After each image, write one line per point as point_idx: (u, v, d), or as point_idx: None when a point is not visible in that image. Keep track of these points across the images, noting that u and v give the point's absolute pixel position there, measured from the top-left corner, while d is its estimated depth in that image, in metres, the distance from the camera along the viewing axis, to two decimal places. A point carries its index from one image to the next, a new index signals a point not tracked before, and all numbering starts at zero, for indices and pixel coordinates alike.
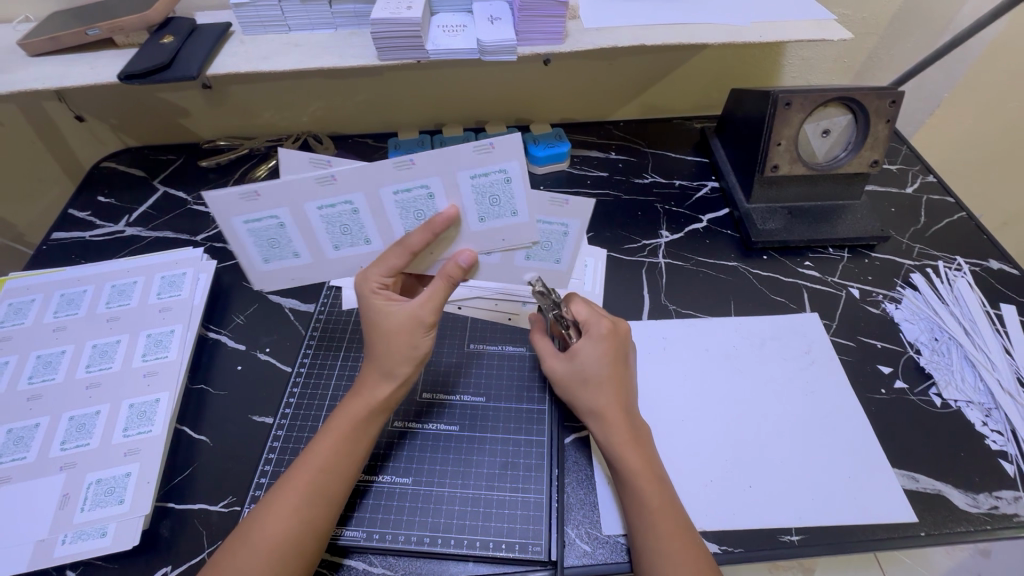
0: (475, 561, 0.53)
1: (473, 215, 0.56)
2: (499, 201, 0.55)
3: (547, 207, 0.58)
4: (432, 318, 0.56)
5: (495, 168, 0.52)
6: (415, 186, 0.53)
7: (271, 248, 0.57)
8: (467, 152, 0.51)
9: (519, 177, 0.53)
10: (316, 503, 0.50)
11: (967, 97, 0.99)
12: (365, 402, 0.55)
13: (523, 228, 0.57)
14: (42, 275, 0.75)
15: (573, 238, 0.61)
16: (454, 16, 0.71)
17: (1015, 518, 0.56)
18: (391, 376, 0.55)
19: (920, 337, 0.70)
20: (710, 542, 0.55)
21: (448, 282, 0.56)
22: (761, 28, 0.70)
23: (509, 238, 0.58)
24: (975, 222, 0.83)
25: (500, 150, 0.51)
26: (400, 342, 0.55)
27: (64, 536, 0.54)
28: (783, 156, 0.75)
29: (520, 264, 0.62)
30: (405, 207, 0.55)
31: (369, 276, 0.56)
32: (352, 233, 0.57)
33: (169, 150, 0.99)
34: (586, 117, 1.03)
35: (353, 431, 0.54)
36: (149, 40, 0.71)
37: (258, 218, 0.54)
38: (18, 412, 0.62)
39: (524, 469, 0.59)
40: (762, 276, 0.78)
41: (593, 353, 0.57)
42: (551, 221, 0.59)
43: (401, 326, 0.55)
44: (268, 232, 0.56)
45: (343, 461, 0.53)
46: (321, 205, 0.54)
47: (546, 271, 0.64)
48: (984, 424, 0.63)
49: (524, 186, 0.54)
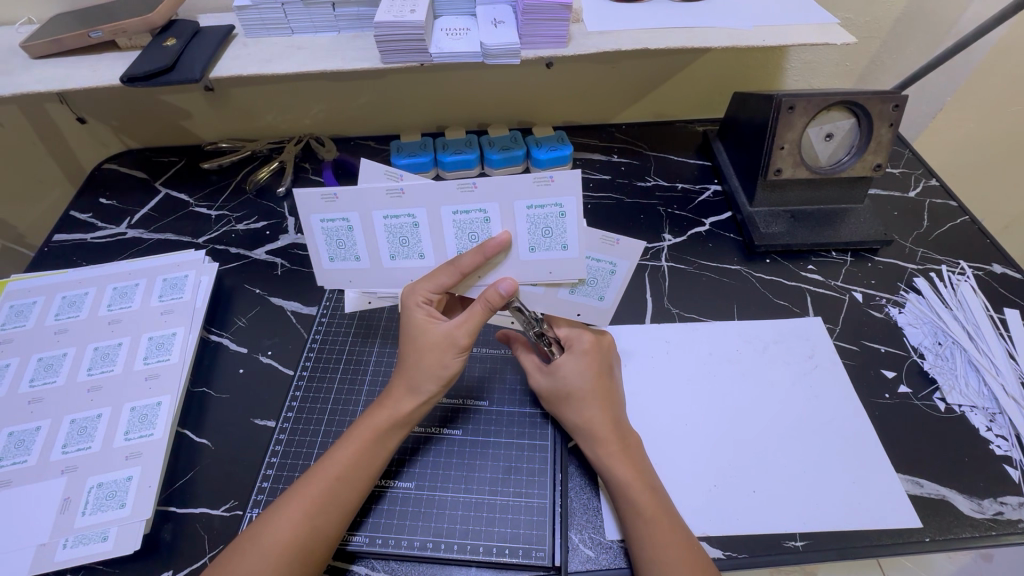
0: (478, 567, 0.53)
1: (523, 245, 0.55)
2: (551, 233, 0.54)
3: (594, 245, 0.55)
4: (466, 343, 0.55)
5: (551, 202, 0.52)
6: (473, 209, 0.53)
7: (338, 248, 0.57)
8: (527, 182, 0.51)
9: (574, 214, 0.53)
10: (330, 510, 0.50)
11: (969, 101, 0.99)
12: (389, 414, 0.55)
13: (569, 263, 0.55)
14: (44, 277, 0.75)
15: (619, 278, 0.57)
16: (457, 19, 0.71)
17: (1019, 524, 0.56)
18: (417, 392, 0.55)
19: (923, 342, 0.70)
20: (713, 548, 0.55)
21: (487, 308, 0.54)
22: (764, 32, 0.70)
23: (554, 271, 0.56)
24: (977, 226, 0.83)
25: (560, 184, 0.51)
26: (431, 359, 0.55)
27: (65, 540, 0.54)
28: (785, 160, 0.75)
29: (560, 297, 0.60)
30: (462, 230, 0.55)
31: (416, 289, 0.55)
32: (410, 245, 0.56)
33: (170, 152, 0.99)
34: (588, 120, 1.03)
35: (376, 442, 0.54)
36: (153, 42, 0.71)
37: (332, 219, 0.55)
38: (19, 415, 0.62)
39: (526, 474, 0.58)
40: (765, 280, 0.77)
41: (576, 367, 0.58)
42: (596, 258, 0.56)
43: (436, 344, 0.54)
44: (338, 233, 0.56)
45: (361, 471, 0.52)
46: (387, 214, 0.54)
47: (588, 307, 0.60)
48: (988, 430, 0.62)
49: (577, 223, 0.54)
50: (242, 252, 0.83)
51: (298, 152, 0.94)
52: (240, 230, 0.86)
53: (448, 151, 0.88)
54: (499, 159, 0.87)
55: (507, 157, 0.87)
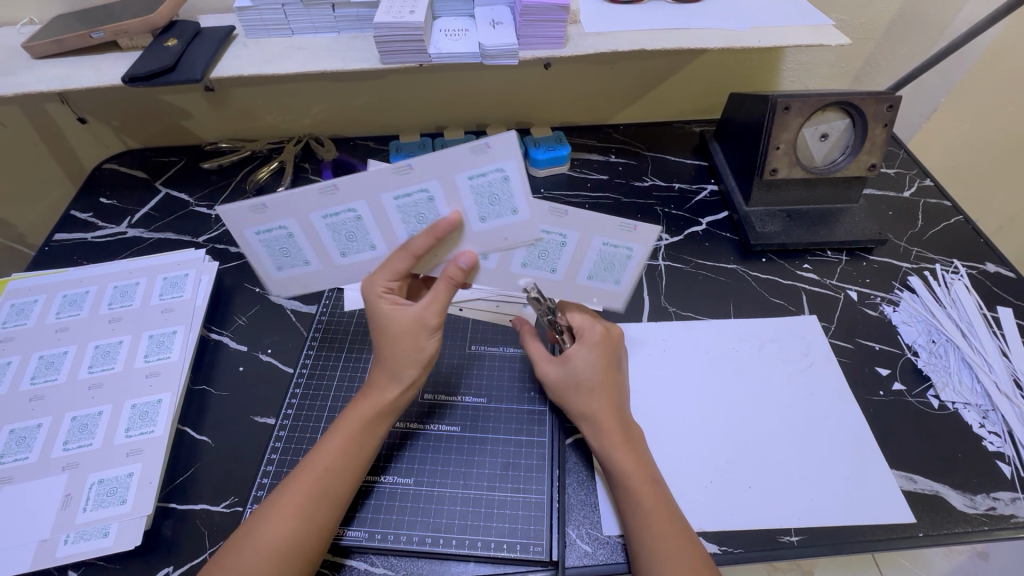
0: (477, 561, 0.54)
1: (474, 217, 0.54)
2: (498, 200, 0.53)
3: (612, 233, 0.58)
4: (437, 320, 0.56)
5: (491, 168, 0.51)
6: (414, 190, 0.52)
7: (283, 256, 0.59)
8: (462, 154, 0.50)
9: (518, 176, 0.52)
10: (324, 502, 0.50)
11: (964, 102, 1.00)
12: (372, 404, 0.55)
13: (524, 227, 0.55)
14: (45, 276, 0.76)
15: (571, 248, 0.59)
16: (456, 20, 0.72)
17: (1012, 519, 0.56)
18: (397, 378, 0.56)
19: (918, 339, 0.71)
20: (710, 543, 0.55)
21: (449, 285, 0.56)
22: (760, 33, 0.71)
23: (511, 236, 0.56)
24: (971, 225, 0.84)
25: (496, 149, 0.50)
26: (404, 345, 0.55)
27: (66, 536, 0.54)
28: (781, 160, 0.76)
29: (577, 283, 0.64)
30: (406, 214, 0.54)
31: (375, 281, 0.56)
32: (358, 239, 0.57)
33: (171, 152, 0.99)
34: (586, 120, 1.03)
35: (362, 433, 0.54)
36: (154, 42, 0.72)
37: (268, 229, 0.55)
38: (20, 412, 0.62)
39: (524, 469, 0.59)
40: (761, 279, 0.78)
41: (587, 358, 0.59)
42: (614, 245, 0.59)
43: (405, 328, 0.55)
44: (279, 242, 0.57)
45: (352, 462, 0.53)
46: (325, 214, 0.54)
47: (603, 292, 0.65)
48: (981, 426, 0.63)
49: (522, 185, 0.53)
50: (242, 251, 0.83)
51: (296, 151, 0.94)
52: None
53: None
54: None
55: None
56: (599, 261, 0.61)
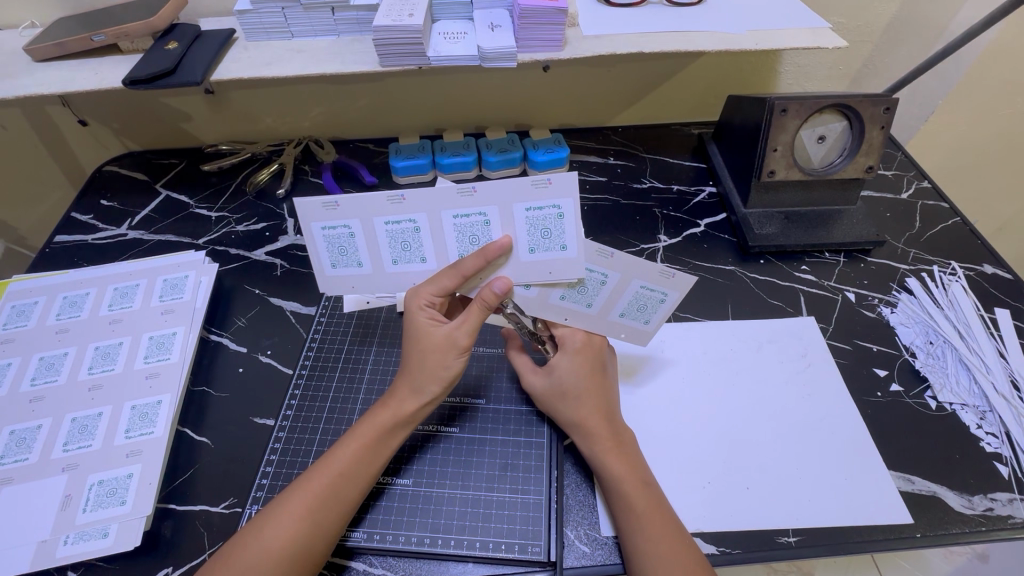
0: (475, 562, 0.54)
1: (523, 247, 0.55)
2: (550, 234, 0.54)
3: (652, 278, 0.56)
4: (466, 342, 0.56)
5: (549, 204, 0.52)
6: (473, 212, 0.53)
7: (339, 255, 0.57)
8: (525, 185, 0.51)
9: (572, 216, 0.53)
10: (331, 506, 0.51)
11: (961, 104, 1.00)
12: (391, 413, 0.55)
13: (568, 264, 0.55)
14: (46, 277, 0.76)
15: (609, 288, 0.58)
16: (454, 23, 0.72)
17: (1009, 520, 0.57)
18: (420, 393, 0.56)
19: (915, 341, 0.71)
20: (707, 544, 0.56)
21: (483, 309, 0.55)
22: (757, 36, 0.71)
23: (555, 272, 0.56)
24: (969, 227, 0.84)
25: (558, 186, 0.51)
26: (432, 360, 0.56)
27: (66, 537, 0.54)
28: (779, 162, 0.76)
29: (610, 320, 0.61)
30: (462, 233, 0.55)
31: (420, 292, 0.56)
32: (412, 250, 0.56)
33: (171, 154, 1.00)
34: (585, 123, 1.04)
35: (378, 441, 0.54)
36: (154, 45, 0.72)
37: (333, 226, 0.54)
38: (21, 413, 0.62)
39: (523, 471, 0.59)
40: (759, 280, 0.78)
41: (570, 366, 0.59)
42: (652, 289, 0.58)
43: (437, 344, 0.56)
44: (340, 240, 0.56)
45: (364, 469, 0.53)
46: (388, 221, 0.54)
47: (631, 330, 0.63)
48: (979, 427, 0.63)
49: (575, 225, 0.53)
50: (242, 253, 0.83)
51: (296, 153, 0.95)
52: (240, 231, 0.86)
53: (446, 154, 0.89)
54: (496, 161, 0.88)
55: (503, 160, 0.88)
56: (635, 303, 0.60)
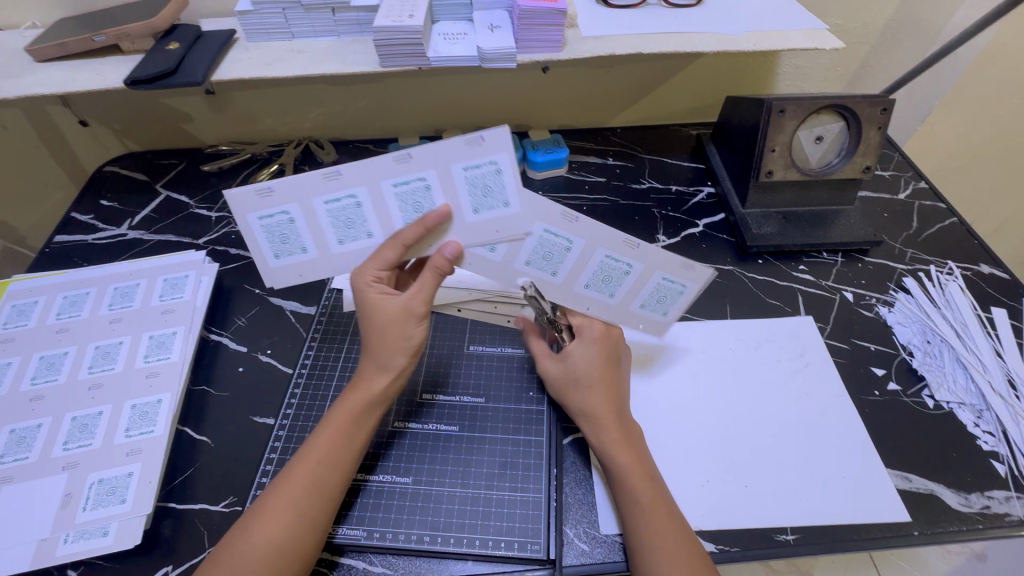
0: (474, 560, 0.54)
1: (467, 209, 0.54)
2: (491, 192, 0.53)
3: (618, 247, 0.58)
4: (422, 309, 0.56)
5: (485, 160, 0.51)
6: (413, 178, 0.52)
7: (282, 242, 0.56)
8: (458, 144, 0.50)
9: (509, 170, 0.52)
10: (314, 495, 0.51)
11: (959, 105, 1.01)
12: (362, 395, 0.56)
13: (515, 221, 0.55)
14: (46, 277, 0.76)
15: (574, 255, 0.59)
16: (454, 24, 0.73)
17: (1006, 517, 0.57)
18: (386, 368, 0.56)
19: (912, 340, 0.71)
20: (706, 542, 0.56)
21: (437, 275, 0.55)
22: (755, 37, 0.72)
23: (502, 230, 0.56)
24: (966, 227, 0.85)
25: (491, 142, 0.50)
26: (393, 333, 0.55)
27: (66, 535, 0.54)
28: (777, 162, 0.77)
29: (630, 310, 0.64)
30: (406, 202, 0.54)
31: (365, 270, 0.56)
32: (357, 226, 0.56)
33: (171, 155, 1.00)
34: (584, 123, 1.04)
35: (351, 427, 0.55)
36: (155, 46, 0.72)
37: (270, 214, 0.54)
38: (21, 412, 0.62)
39: (522, 468, 0.59)
40: (757, 280, 0.79)
41: (586, 355, 0.60)
42: (673, 280, 0.61)
43: (391, 317, 0.55)
44: (280, 227, 0.55)
45: (341, 455, 0.53)
46: (327, 199, 0.53)
47: (649, 321, 0.66)
48: (976, 426, 0.64)
49: (514, 178, 0.53)
50: (242, 253, 0.84)
51: (296, 154, 0.95)
52: (241, 231, 0.87)
53: None
54: None
55: None
56: (655, 294, 0.63)
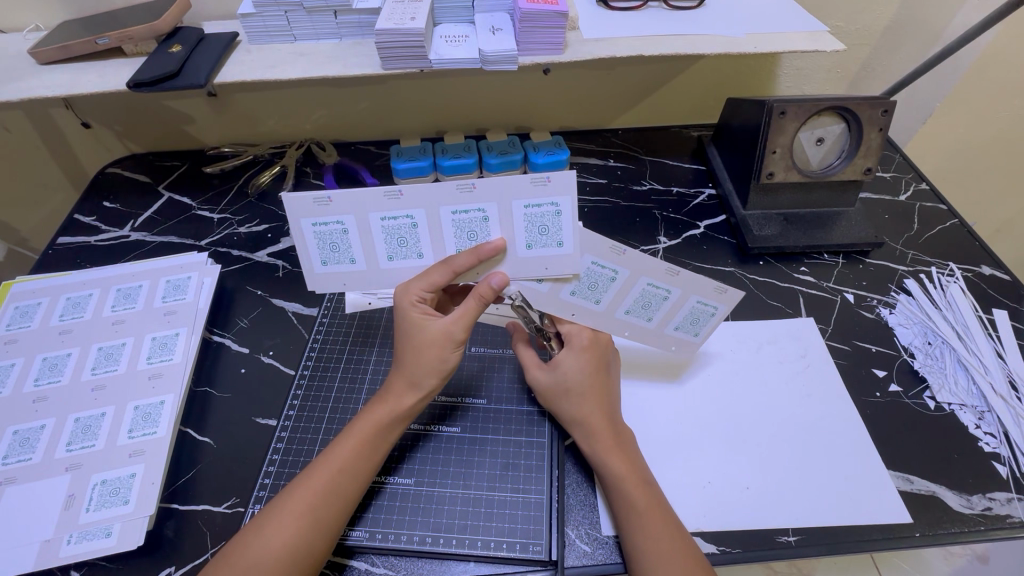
0: (477, 561, 0.54)
1: (521, 244, 0.55)
2: (547, 231, 0.54)
3: (660, 275, 0.59)
4: (461, 336, 0.56)
5: (547, 202, 0.53)
6: (472, 208, 0.54)
7: (331, 251, 0.56)
8: (524, 182, 0.52)
9: (570, 213, 0.54)
10: (330, 500, 0.51)
11: (960, 107, 1.01)
12: (390, 409, 0.56)
13: (566, 260, 0.56)
14: (50, 278, 0.76)
15: (619, 285, 0.60)
16: (455, 26, 0.73)
17: (1007, 519, 0.57)
18: (418, 387, 0.56)
19: (913, 341, 0.71)
20: (708, 543, 0.56)
21: (480, 302, 0.55)
22: (756, 39, 0.72)
23: (552, 267, 0.56)
24: (967, 229, 0.85)
25: (556, 184, 0.52)
26: (429, 355, 0.56)
27: (70, 536, 0.54)
28: (778, 164, 0.77)
29: (665, 333, 0.66)
30: (460, 228, 0.55)
31: (410, 288, 0.56)
32: (408, 246, 0.57)
33: (174, 156, 1.00)
34: (585, 125, 1.04)
35: (375, 438, 0.55)
36: (158, 48, 0.73)
37: (325, 222, 0.54)
38: (24, 414, 0.63)
39: (525, 470, 0.59)
40: (759, 281, 0.79)
41: (575, 364, 0.60)
42: (706, 303, 0.62)
43: (432, 339, 0.55)
44: (332, 236, 0.55)
45: (363, 464, 0.54)
46: (384, 216, 0.54)
47: (682, 341, 0.67)
48: (977, 427, 0.64)
49: (572, 222, 0.54)
50: (244, 255, 0.84)
51: (298, 156, 0.95)
52: (243, 232, 0.87)
53: (447, 155, 0.90)
54: (496, 164, 0.89)
55: (504, 161, 0.89)
56: (689, 316, 0.64)
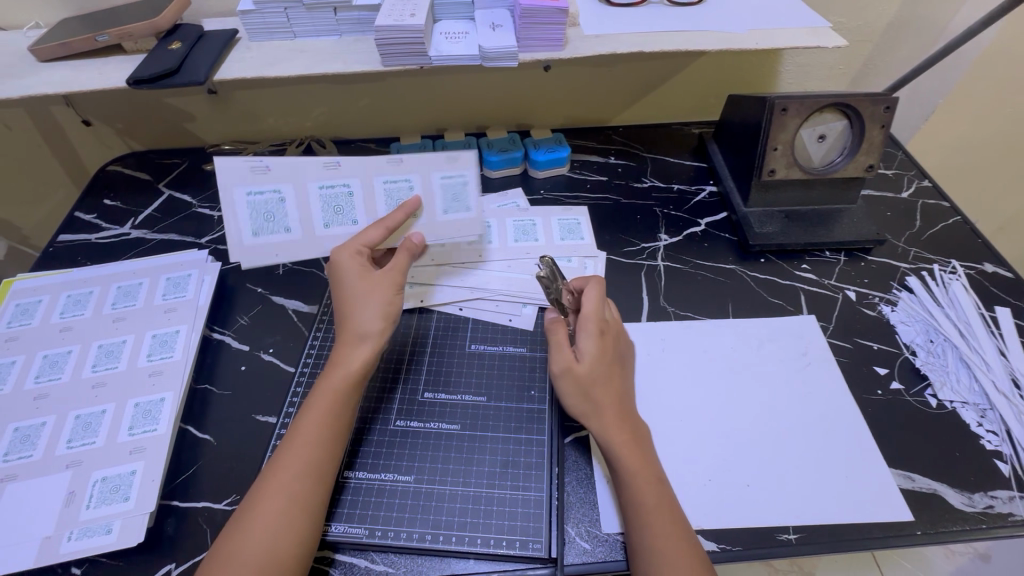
0: (476, 558, 0.54)
1: (438, 208, 0.68)
2: (459, 198, 0.68)
3: (516, 213, 0.85)
4: (400, 279, 0.62)
5: (457, 173, 0.68)
6: (400, 178, 0.67)
7: (264, 221, 0.65)
8: (440, 160, 0.67)
9: (474, 181, 0.68)
10: (306, 474, 0.51)
11: (963, 104, 1.00)
12: (343, 372, 0.57)
13: (473, 223, 0.69)
14: (50, 276, 0.76)
15: (473, 186, 0.68)
16: (456, 23, 0.73)
17: (1010, 517, 0.57)
18: (365, 339, 0.59)
19: (915, 339, 0.71)
20: (708, 541, 0.56)
21: (410, 253, 0.64)
22: (758, 35, 0.72)
23: (461, 229, 0.69)
24: (970, 226, 0.84)
25: (465, 160, 0.68)
26: (373, 300, 0.60)
27: (70, 533, 0.54)
28: (779, 161, 0.77)
29: (560, 244, 0.81)
30: (389, 197, 0.67)
31: (348, 245, 0.63)
32: (342, 214, 0.67)
33: (174, 154, 1.00)
34: (586, 123, 1.04)
35: (335, 402, 0.56)
36: (157, 45, 0.73)
37: (262, 191, 0.64)
38: (24, 411, 0.63)
39: (524, 467, 0.59)
40: (760, 279, 0.79)
41: (599, 347, 0.59)
42: (568, 218, 0.86)
43: (373, 286, 0.60)
44: (267, 206, 0.65)
45: (327, 428, 0.54)
46: (322, 184, 0.66)
47: (579, 246, 0.82)
48: (979, 425, 0.63)
49: (477, 189, 0.69)
50: None
51: (299, 153, 0.95)
52: None
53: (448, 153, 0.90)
54: (496, 160, 0.90)
55: (505, 158, 0.90)
56: (565, 228, 0.84)
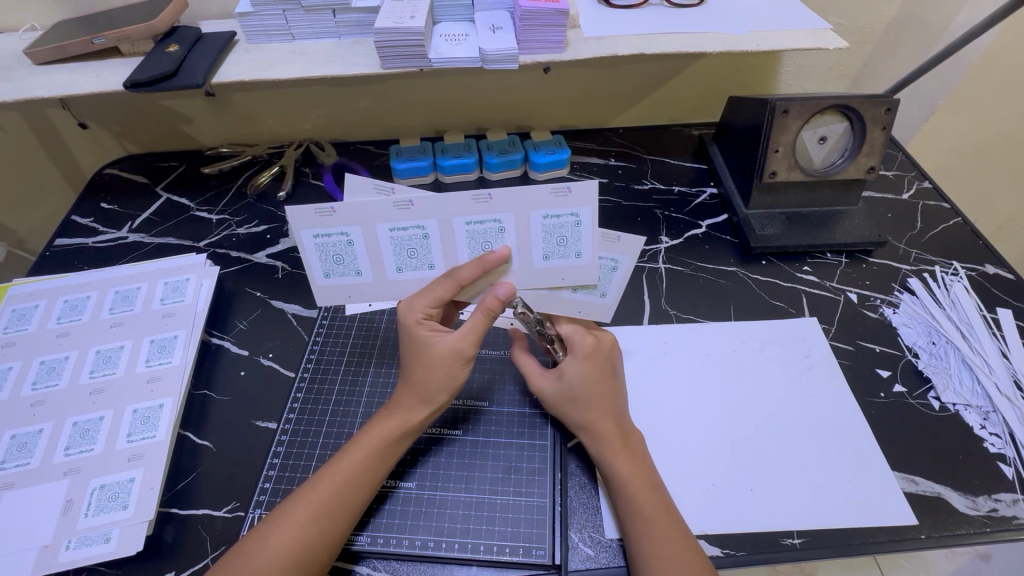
0: (479, 565, 0.54)
1: (538, 253, 0.56)
2: (565, 242, 0.56)
3: None
4: (471, 351, 0.56)
5: (567, 212, 0.54)
6: (487, 219, 0.55)
7: (335, 263, 0.57)
8: (546, 193, 0.53)
9: (589, 223, 0.55)
10: (338, 515, 0.51)
11: (962, 104, 1.00)
12: (400, 422, 0.55)
13: (583, 270, 0.57)
14: (46, 282, 0.76)
15: (587, 228, 0.55)
16: (456, 25, 0.72)
17: (1013, 520, 0.57)
18: (429, 402, 0.56)
19: (917, 341, 0.71)
20: (712, 546, 0.55)
21: (487, 315, 0.55)
22: (759, 37, 0.72)
23: (567, 277, 0.58)
24: (970, 227, 0.84)
25: (577, 195, 0.53)
26: (440, 371, 0.55)
27: (68, 541, 0.54)
28: (780, 163, 0.76)
29: None
30: (473, 238, 0.56)
31: (415, 306, 0.56)
32: (418, 257, 0.57)
33: (172, 157, 0.99)
34: (586, 124, 1.04)
35: (382, 451, 0.54)
36: (154, 48, 0.72)
37: (329, 233, 0.55)
38: (21, 418, 0.62)
39: (527, 473, 0.59)
40: (761, 281, 0.78)
41: (579, 372, 0.57)
42: None
43: (441, 356, 0.55)
44: (336, 248, 0.56)
45: (366, 477, 0.53)
46: (393, 226, 0.55)
47: None
48: (982, 428, 0.63)
49: (591, 231, 0.56)
50: (243, 256, 0.83)
51: (297, 156, 0.95)
52: (241, 233, 0.86)
53: (448, 155, 0.89)
54: (495, 162, 0.88)
55: (504, 161, 0.88)
56: None
